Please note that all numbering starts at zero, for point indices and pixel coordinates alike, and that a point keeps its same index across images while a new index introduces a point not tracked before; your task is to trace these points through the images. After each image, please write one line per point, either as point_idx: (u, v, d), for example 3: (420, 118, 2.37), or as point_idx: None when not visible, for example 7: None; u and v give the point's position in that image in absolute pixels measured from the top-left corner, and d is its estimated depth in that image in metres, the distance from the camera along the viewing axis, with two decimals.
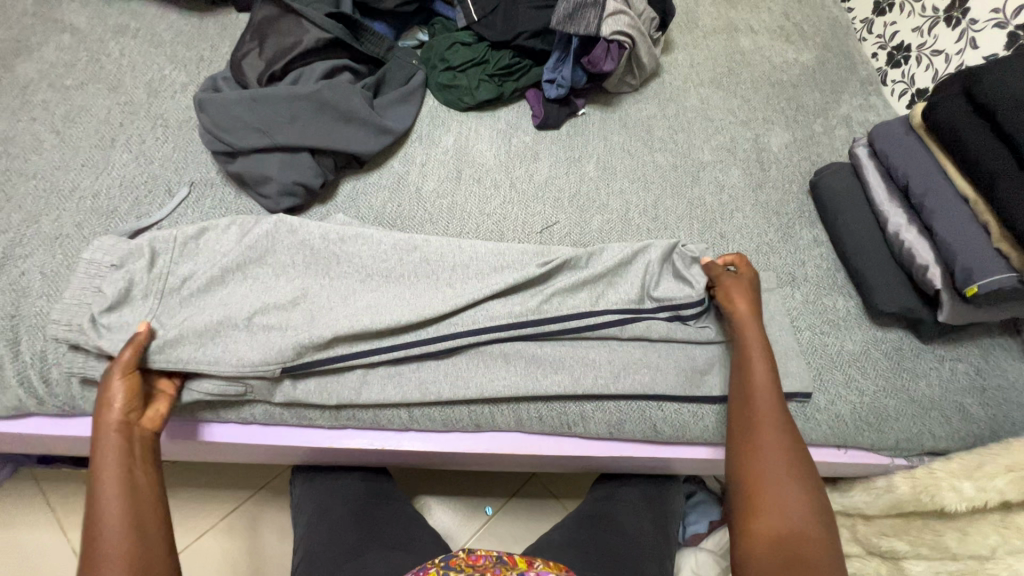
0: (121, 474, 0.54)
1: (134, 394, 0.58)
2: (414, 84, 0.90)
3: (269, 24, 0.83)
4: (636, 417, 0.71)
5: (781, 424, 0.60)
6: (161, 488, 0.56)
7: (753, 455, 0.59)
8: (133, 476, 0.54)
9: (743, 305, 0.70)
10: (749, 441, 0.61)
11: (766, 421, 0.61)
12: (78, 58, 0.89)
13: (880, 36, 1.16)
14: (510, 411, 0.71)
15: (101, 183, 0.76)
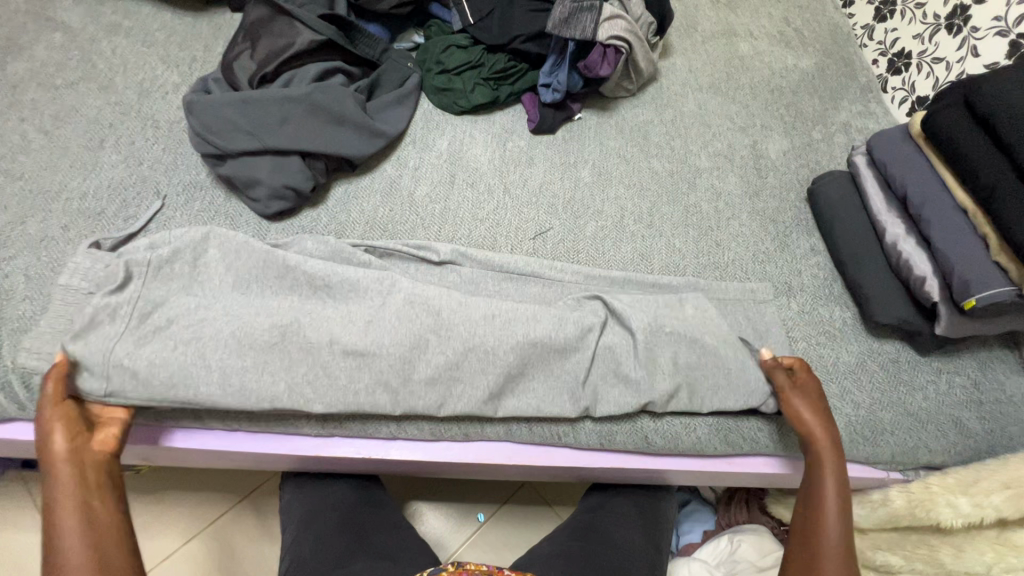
0: (77, 512, 0.53)
1: (72, 420, 0.56)
2: (408, 87, 0.89)
3: (262, 24, 0.82)
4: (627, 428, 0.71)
5: (845, 545, 0.60)
6: (123, 518, 0.55)
7: (817, 565, 0.59)
8: (91, 504, 0.54)
9: (814, 425, 0.66)
10: (813, 561, 0.60)
11: (833, 533, 0.60)
12: (69, 57, 0.88)
13: (880, 42, 1.15)
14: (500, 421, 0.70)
15: (88, 184, 0.75)
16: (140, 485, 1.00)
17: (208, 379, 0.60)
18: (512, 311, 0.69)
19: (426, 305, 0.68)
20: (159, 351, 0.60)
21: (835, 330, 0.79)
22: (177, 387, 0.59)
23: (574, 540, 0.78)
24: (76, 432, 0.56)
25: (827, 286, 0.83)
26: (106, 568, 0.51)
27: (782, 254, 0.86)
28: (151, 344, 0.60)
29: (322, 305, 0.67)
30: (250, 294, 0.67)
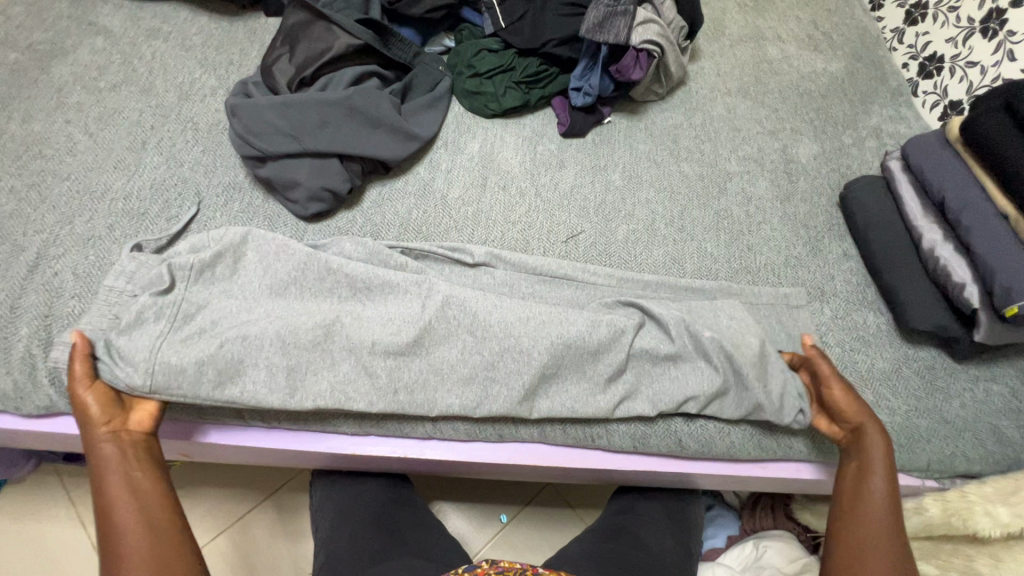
0: (124, 483, 0.57)
1: (104, 399, 0.59)
2: (441, 90, 0.90)
3: (300, 29, 0.84)
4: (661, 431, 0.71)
5: (887, 522, 0.62)
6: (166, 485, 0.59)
7: (861, 543, 0.61)
8: (130, 476, 0.57)
9: (859, 408, 0.67)
10: (857, 538, 0.62)
11: (879, 510, 0.62)
12: (111, 60, 0.90)
13: (912, 46, 1.14)
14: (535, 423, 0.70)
15: (132, 185, 0.77)
16: (171, 480, 1.01)
17: (254, 377, 0.61)
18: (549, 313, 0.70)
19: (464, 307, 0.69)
20: (207, 349, 0.61)
21: (870, 336, 0.79)
22: (224, 385, 0.61)
23: (603, 542, 0.79)
24: (110, 411, 0.59)
25: (860, 291, 0.83)
26: (154, 529, 0.56)
27: (814, 258, 0.85)
28: (198, 342, 0.61)
29: (361, 306, 0.68)
30: (291, 293, 0.68)
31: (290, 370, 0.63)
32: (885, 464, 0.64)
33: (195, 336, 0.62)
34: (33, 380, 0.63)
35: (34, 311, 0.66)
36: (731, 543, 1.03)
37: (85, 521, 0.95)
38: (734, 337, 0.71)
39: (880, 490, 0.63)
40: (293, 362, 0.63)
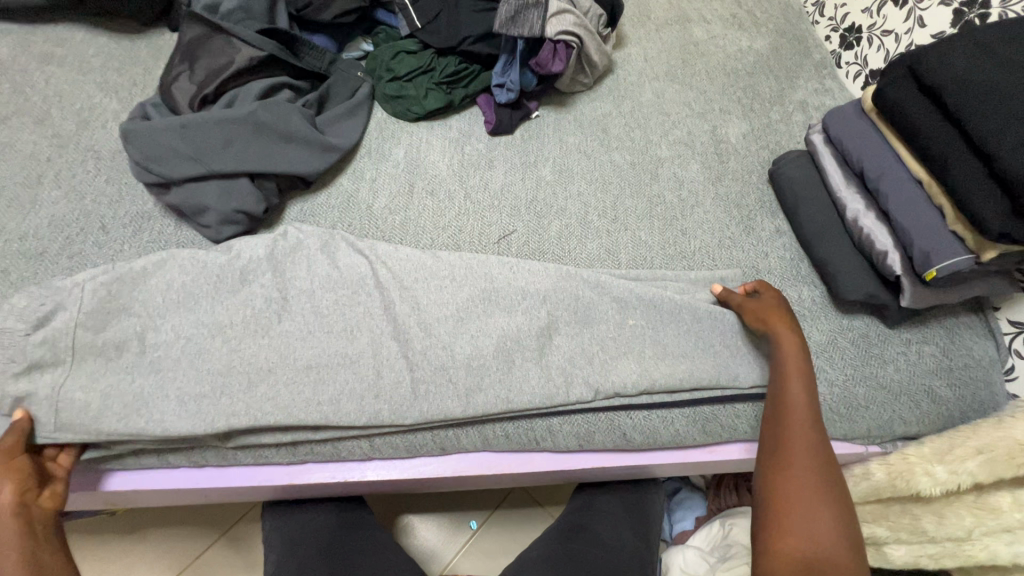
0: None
1: (25, 472, 0.54)
2: (359, 97, 0.87)
3: (199, 44, 0.79)
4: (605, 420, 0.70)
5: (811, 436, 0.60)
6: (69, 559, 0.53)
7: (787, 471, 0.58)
8: (36, 553, 0.51)
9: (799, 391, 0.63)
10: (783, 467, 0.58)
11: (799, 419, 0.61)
12: (0, 91, 0.84)
13: (832, 18, 1.16)
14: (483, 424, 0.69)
15: (28, 224, 0.72)
16: (119, 526, 0.97)
17: (163, 410, 0.60)
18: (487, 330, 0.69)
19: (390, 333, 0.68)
20: (115, 387, 0.60)
21: (805, 310, 0.80)
22: (131, 421, 0.59)
23: (560, 541, 0.78)
24: (30, 483, 0.54)
25: (794, 266, 0.83)
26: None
27: (747, 237, 0.86)
28: (103, 377, 0.60)
29: (293, 339, 0.66)
30: (206, 325, 0.65)
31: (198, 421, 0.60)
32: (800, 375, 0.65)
33: (89, 396, 0.59)
34: None
35: None
36: (699, 525, 1.04)
37: None
38: (663, 329, 0.73)
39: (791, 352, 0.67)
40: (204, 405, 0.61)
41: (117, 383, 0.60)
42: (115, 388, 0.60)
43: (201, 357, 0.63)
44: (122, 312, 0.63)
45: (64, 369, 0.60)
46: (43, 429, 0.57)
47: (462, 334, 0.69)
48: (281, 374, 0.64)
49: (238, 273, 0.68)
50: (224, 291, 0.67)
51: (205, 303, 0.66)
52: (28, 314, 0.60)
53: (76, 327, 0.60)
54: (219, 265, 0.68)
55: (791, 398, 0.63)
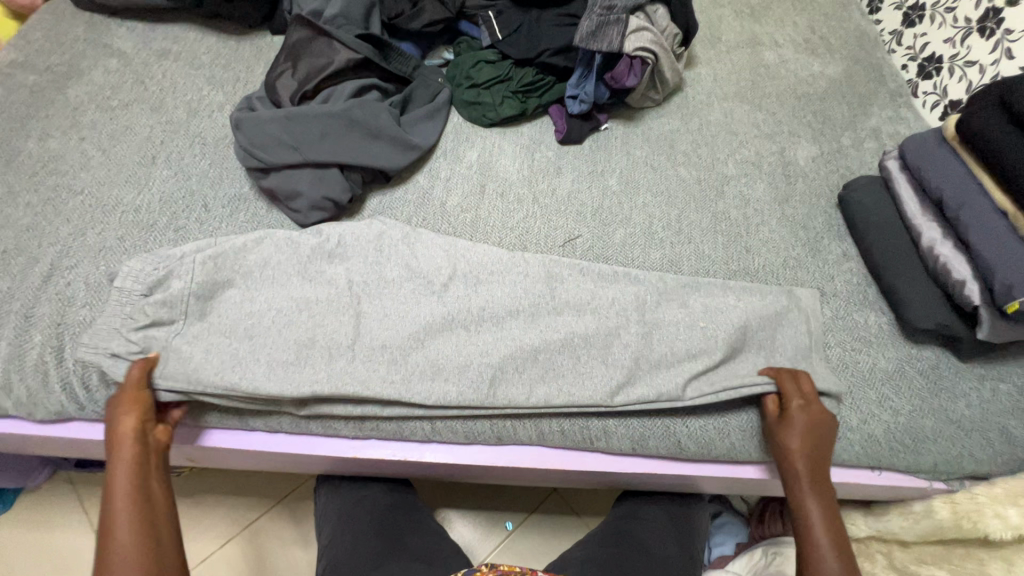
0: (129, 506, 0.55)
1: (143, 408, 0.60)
2: (439, 101, 0.92)
3: (303, 45, 0.87)
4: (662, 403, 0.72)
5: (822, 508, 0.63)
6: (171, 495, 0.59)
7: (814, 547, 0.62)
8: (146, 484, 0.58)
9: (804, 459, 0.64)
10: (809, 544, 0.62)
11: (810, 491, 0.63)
12: (124, 80, 0.94)
13: (910, 47, 1.15)
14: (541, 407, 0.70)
15: (142, 198, 0.80)
16: (181, 487, 1.04)
17: (253, 369, 0.64)
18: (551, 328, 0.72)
19: (461, 321, 0.72)
20: (214, 345, 0.65)
21: (871, 336, 0.78)
22: (224, 375, 0.63)
23: (604, 546, 0.78)
24: (148, 417, 0.61)
25: (861, 291, 0.82)
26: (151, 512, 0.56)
27: (813, 259, 0.85)
28: (205, 337, 0.65)
29: (373, 317, 0.70)
30: (300, 299, 0.70)
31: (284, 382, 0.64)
32: (812, 475, 0.64)
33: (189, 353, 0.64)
34: (46, 386, 0.65)
35: (46, 319, 0.68)
36: (739, 551, 1.02)
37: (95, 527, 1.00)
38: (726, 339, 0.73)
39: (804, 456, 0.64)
40: (287, 367, 0.65)
41: (215, 344, 0.65)
42: (214, 346, 0.65)
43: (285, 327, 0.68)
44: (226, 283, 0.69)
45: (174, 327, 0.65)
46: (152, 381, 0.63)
47: (529, 328, 0.72)
48: (356, 351, 0.68)
49: (326, 257, 0.74)
50: (314, 271, 0.73)
51: (296, 281, 0.72)
52: (143, 277, 0.66)
53: (186, 294, 0.66)
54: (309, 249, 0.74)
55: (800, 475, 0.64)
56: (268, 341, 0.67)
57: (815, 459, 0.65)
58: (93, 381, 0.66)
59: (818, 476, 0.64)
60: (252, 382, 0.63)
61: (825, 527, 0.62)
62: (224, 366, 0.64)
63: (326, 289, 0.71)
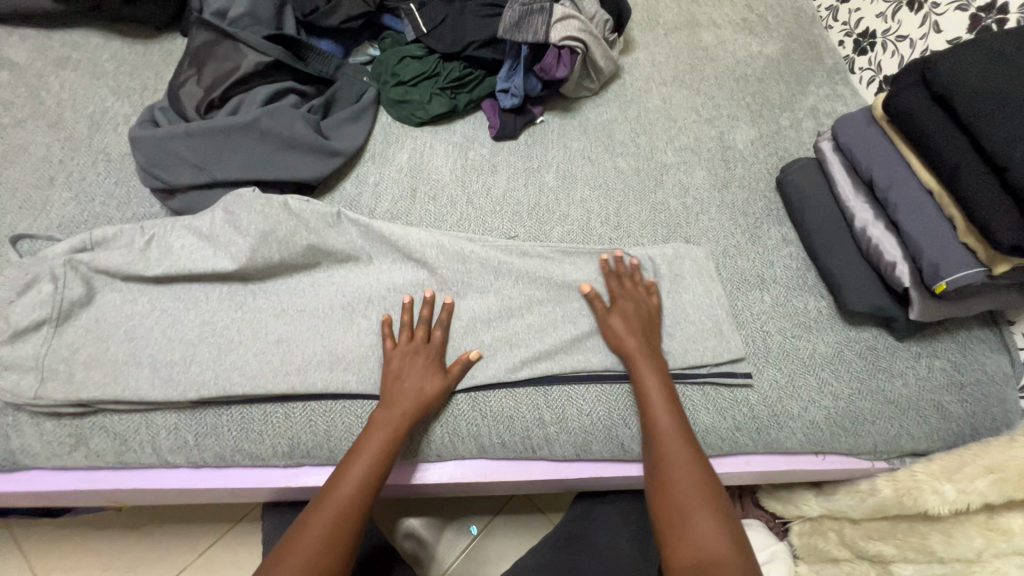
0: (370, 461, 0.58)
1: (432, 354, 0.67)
2: (364, 102, 0.87)
3: (207, 49, 0.81)
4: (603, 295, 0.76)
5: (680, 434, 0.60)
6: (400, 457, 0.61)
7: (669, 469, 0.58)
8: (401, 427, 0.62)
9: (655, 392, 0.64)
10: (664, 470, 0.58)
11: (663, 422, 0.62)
12: (16, 95, 0.86)
13: (845, 23, 1.14)
14: (480, 416, 0.68)
15: (40, 224, 0.74)
16: (128, 522, 1.03)
17: (138, 377, 0.62)
18: (489, 336, 0.71)
19: (356, 329, 0.69)
20: (94, 355, 0.62)
21: (810, 320, 0.78)
22: (110, 387, 0.61)
23: (556, 550, 0.78)
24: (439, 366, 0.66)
25: (800, 276, 0.82)
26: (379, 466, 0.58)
27: (753, 246, 0.84)
28: (79, 337, 0.63)
29: (267, 317, 0.68)
30: (189, 297, 0.67)
31: (171, 387, 0.62)
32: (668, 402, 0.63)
33: (92, 394, 0.61)
34: None
35: None
36: None
37: (36, 571, 0.99)
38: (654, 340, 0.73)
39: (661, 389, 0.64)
40: (200, 390, 0.62)
41: (122, 385, 0.61)
42: (92, 357, 0.62)
43: (195, 363, 0.63)
44: (133, 325, 0.65)
45: (47, 331, 0.62)
46: (64, 424, 0.62)
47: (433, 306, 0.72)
48: (264, 373, 0.64)
49: (227, 288, 0.69)
50: (210, 300, 0.68)
51: (192, 290, 0.68)
52: (38, 310, 0.62)
53: (91, 334, 0.63)
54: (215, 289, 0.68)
55: (654, 410, 0.63)
56: (155, 341, 0.64)
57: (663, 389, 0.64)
58: None
59: (672, 412, 0.63)
60: (138, 392, 0.61)
61: (682, 449, 0.59)
62: (112, 385, 0.61)
63: (211, 296, 0.68)
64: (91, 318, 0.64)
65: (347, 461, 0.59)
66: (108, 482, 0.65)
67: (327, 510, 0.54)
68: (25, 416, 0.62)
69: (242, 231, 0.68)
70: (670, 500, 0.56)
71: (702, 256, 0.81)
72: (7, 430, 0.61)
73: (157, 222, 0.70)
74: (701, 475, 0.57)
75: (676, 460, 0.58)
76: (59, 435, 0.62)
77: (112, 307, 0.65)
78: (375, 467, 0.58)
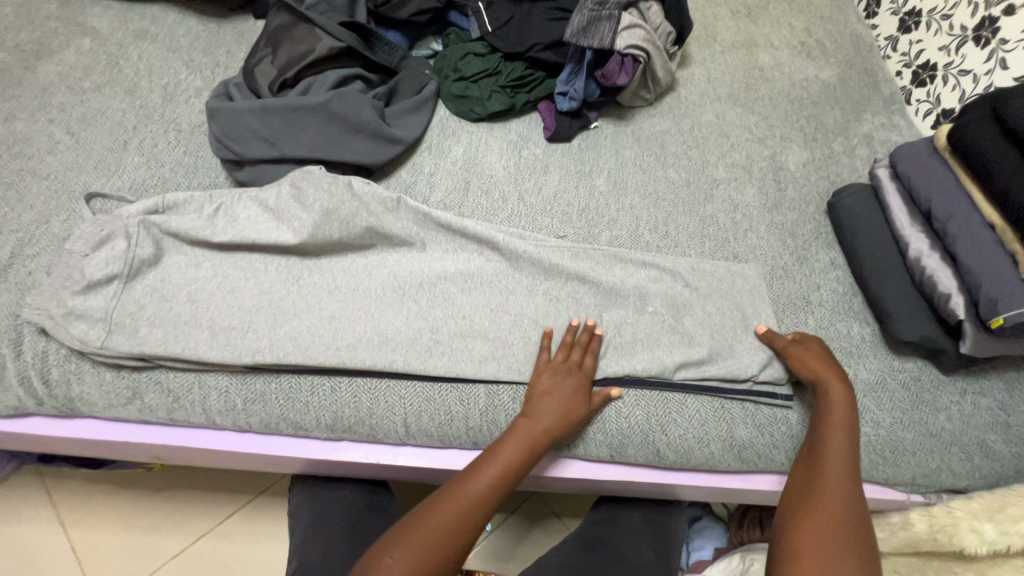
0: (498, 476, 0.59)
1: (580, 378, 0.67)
2: (425, 94, 0.89)
3: (284, 31, 0.84)
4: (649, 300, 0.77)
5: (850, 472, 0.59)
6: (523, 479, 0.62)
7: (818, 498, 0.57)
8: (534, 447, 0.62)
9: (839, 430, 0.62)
10: (812, 498, 0.57)
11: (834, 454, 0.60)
12: (97, 61, 0.90)
13: (905, 54, 1.13)
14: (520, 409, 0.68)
15: (112, 184, 0.77)
16: (154, 482, 1.06)
17: (197, 339, 0.64)
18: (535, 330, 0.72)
19: (407, 312, 0.70)
20: (158, 313, 0.65)
21: (855, 346, 0.77)
22: (171, 345, 0.63)
23: (579, 551, 0.78)
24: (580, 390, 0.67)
25: (846, 301, 0.81)
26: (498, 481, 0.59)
27: (800, 267, 0.84)
28: (145, 295, 0.66)
29: (322, 293, 0.70)
30: (250, 266, 0.70)
31: (227, 351, 0.64)
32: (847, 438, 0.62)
33: (153, 349, 0.63)
34: (2, 380, 0.63)
35: (6, 310, 0.65)
36: (718, 556, 0.99)
37: (64, 521, 1.02)
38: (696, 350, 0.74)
39: (844, 431, 0.62)
40: (255, 355, 0.64)
41: (182, 343, 0.64)
42: (156, 316, 0.64)
43: (252, 330, 0.65)
44: (196, 288, 0.67)
45: (117, 286, 0.65)
46: (122, 376, 0.65)
47: (483, 296, 0.73)
48: (316, 346, 0.66)
49: (286, 261, 0.71)
50: (269, 271, 0.70)
51: (253, 260, 0.70)
52: (110, 264, 0.65)
53: (157, 293, 0.66)
54: (274, 261, 0.70)
55: (831, 444, 0.61)
56: (215, 306, 0.66)
57: (847, 427, 0.62)
58: (54, 375, 0.64)
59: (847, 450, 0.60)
60: (197, 352, 0.64)
61: (846, 488, 0.57)
62: (173, 344, 0.63)
63: (270, 267, 0.70)
64: (157, 278, 0.67)
65: (468, 472, 0.59)
66: (157, 437, 0.67)
67: (443, 513, 0.55)
68: (86, 366, 0.64)
69: (308, 207, 0.70)
70: (816, 515, 0.55)
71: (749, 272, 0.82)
72: (69, 377, 0.64)
73: (225, 192, 0.72)
74: (854, 516, 0.55)
75: (836, 491, 0.57)
76: (117, 386, 0.65)
77: (178, 269, 0.68)
78: (502, 482, 0.59)
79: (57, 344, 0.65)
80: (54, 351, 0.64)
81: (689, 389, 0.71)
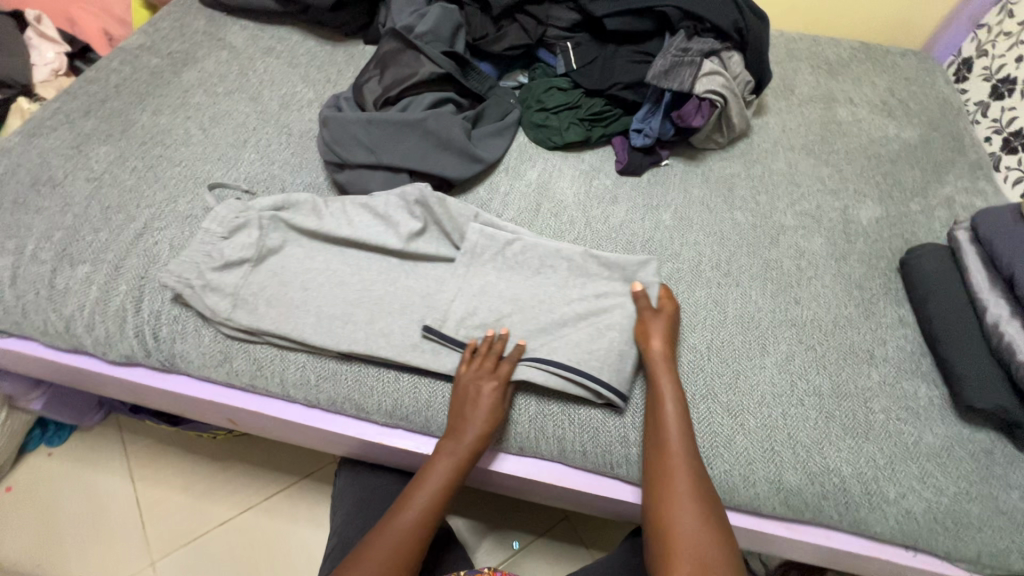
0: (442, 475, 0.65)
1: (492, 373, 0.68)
2: (509, 120, 0.97)
3: (393, 56, 0.94)
4: (705, 335, 0.79)
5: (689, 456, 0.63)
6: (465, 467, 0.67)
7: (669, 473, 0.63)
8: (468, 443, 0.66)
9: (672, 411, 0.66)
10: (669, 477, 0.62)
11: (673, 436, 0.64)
12: (231, 71, 1.04)
13: (996, 120, 1.10)
14: (568, 421, 0.71)
15: (229, 175, 0.87)
16: (216, 450, 1.14)
17: (286, 316, 0.71)
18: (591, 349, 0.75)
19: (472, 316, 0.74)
20: (257, 289, 0.73)
21: (920, 408, 0.75)
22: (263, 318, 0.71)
23: None
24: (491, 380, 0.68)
25: (914, 361, 0.79)
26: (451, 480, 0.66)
27: (866, 320, 0.83)
28: (247, 272, 0.74)
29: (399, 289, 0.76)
30: (337, 258, 0.77)
31: (310, 329, 0.71)
32: (682, 425, 0.65)
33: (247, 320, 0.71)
34: (121, 330, 0.72)
35: (133, 271, 0.75)
36: None
37: (133, 474, 1.11)
38: (747, 390, 0.74)
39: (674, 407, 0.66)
40: (332, 336, 0.71)
41: (274, 317, 0.71)
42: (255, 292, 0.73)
43: (332, 315, 0.72)
44: (290, 272, 0.75)
45: (224, 262, 0.73)
46: (217, 341, 0.73)
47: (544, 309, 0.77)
48: (385, 334, 0.72)
49: (370, 257, 0.78)
50: (354, 264, 0.77)
51: (342, 253, 0.78)
52: (223, 242, 0.74)
53: (257, 272, 0.74)
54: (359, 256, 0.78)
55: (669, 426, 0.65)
56: (304, 288, 0.74)
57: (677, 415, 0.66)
58: (163, 331, 0.73)
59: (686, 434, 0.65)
60: (284, 327, 0.71)
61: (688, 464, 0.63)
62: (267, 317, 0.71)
63: (355, 261, 0.77)
64: (259, 258, 0.75)
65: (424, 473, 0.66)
66: (235, 401, 0.74)
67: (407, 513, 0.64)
68: (190, 328, 0.73)
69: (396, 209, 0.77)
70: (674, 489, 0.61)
71: (808, 322, 0.82)
72: (174, 335, 0.73)
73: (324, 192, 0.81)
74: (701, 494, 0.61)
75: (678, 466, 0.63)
76: (212, 349, 0.73)
77: (278, 253, 0.76)
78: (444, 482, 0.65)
79: (168, 306, 0.74)
80: (165, 311, 0.74)
81: (738, 426, 0.71)
